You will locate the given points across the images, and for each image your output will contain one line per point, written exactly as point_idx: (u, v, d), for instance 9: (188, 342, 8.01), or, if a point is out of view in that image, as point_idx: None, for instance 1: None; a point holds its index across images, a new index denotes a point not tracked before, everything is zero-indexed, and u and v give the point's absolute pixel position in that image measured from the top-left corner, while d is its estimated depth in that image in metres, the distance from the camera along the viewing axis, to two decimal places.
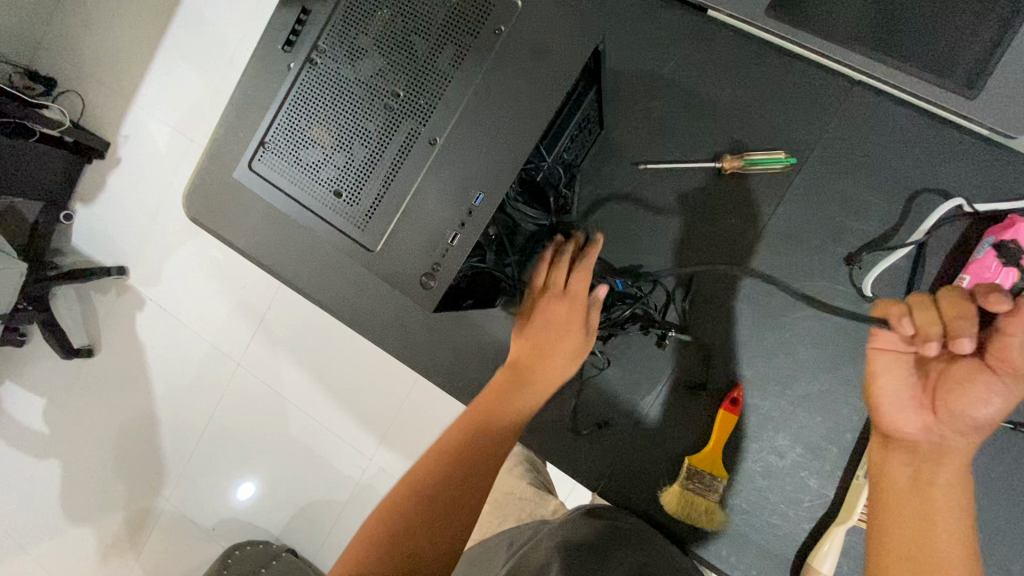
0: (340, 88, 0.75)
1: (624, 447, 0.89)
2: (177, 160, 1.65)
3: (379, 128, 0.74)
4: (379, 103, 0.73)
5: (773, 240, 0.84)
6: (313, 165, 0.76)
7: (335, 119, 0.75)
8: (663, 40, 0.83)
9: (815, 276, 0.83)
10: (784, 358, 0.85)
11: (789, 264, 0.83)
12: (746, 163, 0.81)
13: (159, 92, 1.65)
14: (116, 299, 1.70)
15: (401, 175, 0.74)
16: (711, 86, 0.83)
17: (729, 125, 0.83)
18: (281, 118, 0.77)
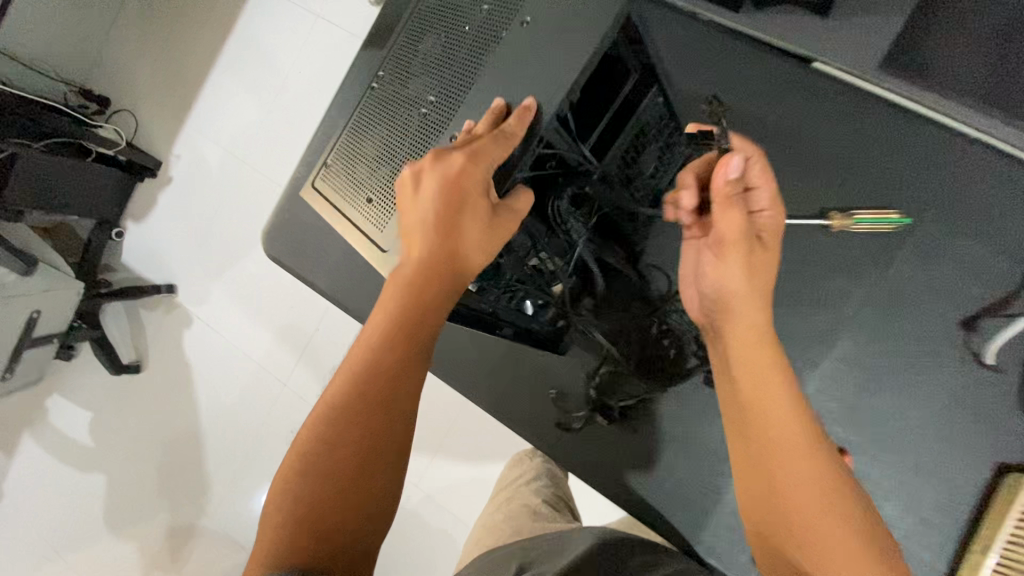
0: (391, 104, 0.73)
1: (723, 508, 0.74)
2: (226, 181, 1.66)
3: (416, 137, 0.70)
4: (419, 113, 0.71)
5: (919, 301, 0.62)
6: (358, 181, 0.73)
7: (383, 133, 0.73)
8: (748, 54, 0.69)
9: (937, 340, 0.61)
10: (900, 438, 0.62)
11: (910, 317, 0.62)
12: (856, 221, 0.61)
13: (209, 114, 1.68)
14: (164, 317, 1.72)
15: None
16: (818, 101, 0.66)
17: (843, 173, 0.64)
18: (341, 140, 0.77)
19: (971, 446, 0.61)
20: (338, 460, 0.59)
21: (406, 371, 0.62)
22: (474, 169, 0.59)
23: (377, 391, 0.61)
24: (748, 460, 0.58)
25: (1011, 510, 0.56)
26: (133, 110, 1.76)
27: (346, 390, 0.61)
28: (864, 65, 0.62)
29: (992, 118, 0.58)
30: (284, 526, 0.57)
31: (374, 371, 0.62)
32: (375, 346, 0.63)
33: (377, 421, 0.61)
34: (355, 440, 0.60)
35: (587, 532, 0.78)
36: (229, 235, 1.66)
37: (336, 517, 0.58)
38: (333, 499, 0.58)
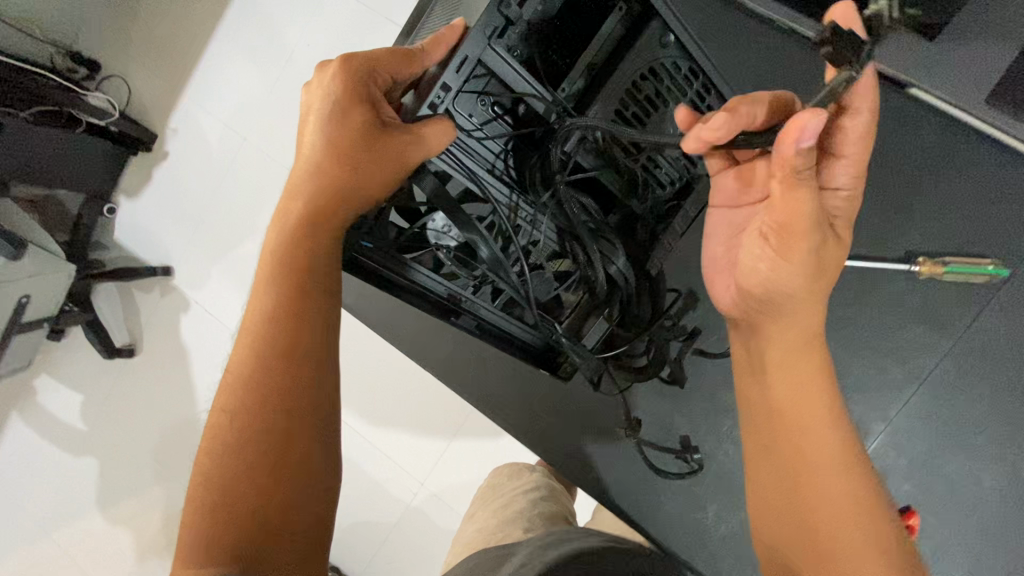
0: None
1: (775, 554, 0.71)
2: (227, 161, 1.56)
3: None
4: None
5: (1003, 360, 0.60)
6: None
7: None
8: (836, 77, 0.63)
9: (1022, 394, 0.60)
10: (970, 489, 0.62)
11: (993, 369, 0.60)
12: (947, 270, 0.59)
13: (209, 88, 1.56)
14: (160, 299, 1.64)
15: None
16: (912, 136, 0.61)
17: (927, 219, 0.61)
18: None
19: None
20: (246, 428, 0.53)
21: (305, 314, 0.57)
22: (355, 82, 0.56)
23: (273, 343, 0.55)
24: (778, 464, 0.55)
25: None
26: (125, 78, 1.63)
27: (245, 348, 0.56)
28: (960, 96, 0.60)
29: None
30: (200, 514, 0.51)
31: (270, 321, 0.56)
32: (271, 296, 0.57)
33: (278, 371, 0.55)
34: (269, 406, 0.54)
35: (557, 536, 0.60)
36: (230, 218, 1.57)
37: (258, 490, 0.52)
38: (246, 471, 0.52)
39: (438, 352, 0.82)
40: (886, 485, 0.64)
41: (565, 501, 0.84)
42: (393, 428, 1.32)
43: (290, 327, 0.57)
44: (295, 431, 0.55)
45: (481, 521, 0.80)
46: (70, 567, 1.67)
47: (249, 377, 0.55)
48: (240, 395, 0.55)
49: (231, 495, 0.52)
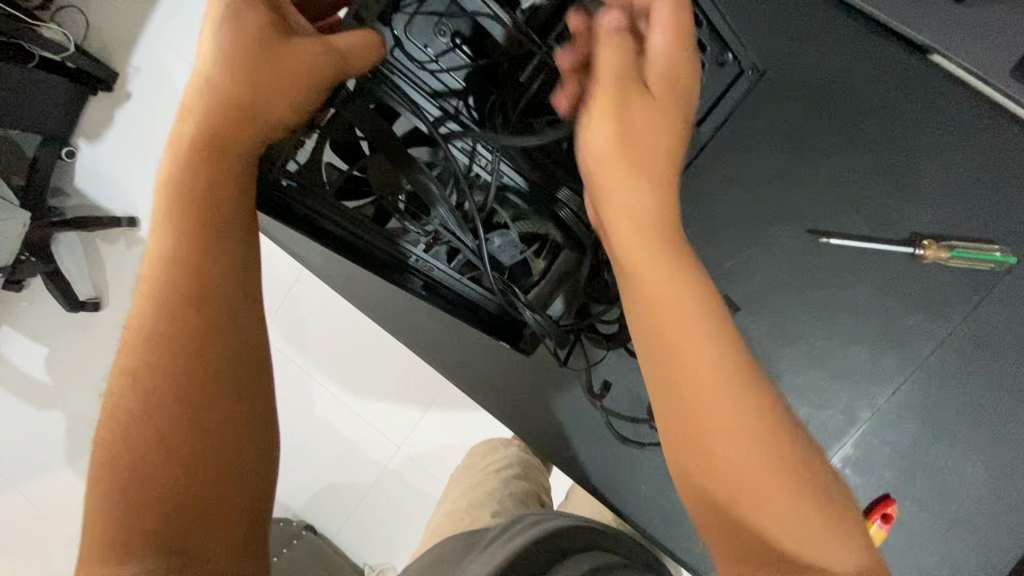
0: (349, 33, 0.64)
1: None
2: None
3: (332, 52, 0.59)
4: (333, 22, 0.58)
5: (995, 349, 0.58)
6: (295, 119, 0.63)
7: None
8: (848, 38, 0.58)
9: (1011, 380, 0.58)
10: (949, 472, 0.61)
11: (981, 353, 0.58)
12: (953, 255, 0.56)
13: (176, 25, 1.44)
14: (126, 252, 1.56)
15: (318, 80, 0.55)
16: (927, 105, 0.57)
17: (934, 202, 0.57)
18: None
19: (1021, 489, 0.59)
20: (153, 391, 0.42)
21: (213, 251, 0.44)
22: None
23: (179, 287, 0.43)
24: (683, 468, 0.40)
25: None
26: (84, 9, 1.50)
27: (144, 297, 0.44)
28: (993, 67, 0.53)
29: None
30: (110, 495, 0.41)
31: (172, 262, 0.44)
32: (171, 234, 0.45)
33: (179, 319, 0.43)
34: (171, 362, 0.43)
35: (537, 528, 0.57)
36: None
37: (178, 459, 0.41)
38: (161, 438, 0.42)
39: (408, 324, 0.76)
40: (865, 470, 0.62)
41: (539, 480, 0.81)
42: (369, 392, 1.29)
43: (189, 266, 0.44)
44: (204, 388, 0.43)
45: (455, 504, 0.78)
46: (37, 522, 1.64)
47: (149, 324, 0.43)
48: (138, 351, 0.43)
49: (135, 464, 0.41)
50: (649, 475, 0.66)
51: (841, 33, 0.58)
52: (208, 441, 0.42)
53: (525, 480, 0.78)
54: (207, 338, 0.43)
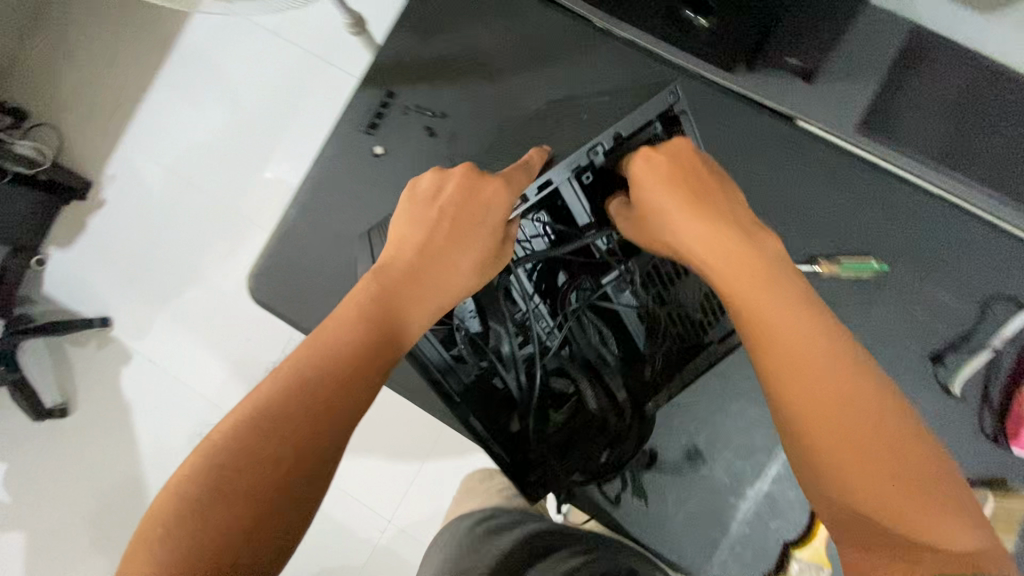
0: (346, 145, 0.77)
1: (738, 539, 0.70)
2: (169, 210, 1.53)
3: (364, 176, 0.77)
4: (361, 156, 0.77)
5: (896, 336, 0.69)
6: (327, 227, 0.77)
7: (338, 175, 0.77)
8: (734, 116, 0.72)
9: (909, 361, 0.68)
10: None
11: (887, 336, 0.69)
12: (841, 269, 0.69)
13: (154, 139, 1.54)
14: (97, 352, 1.55)
15: (365, 204, 0.76)
16: (802, 162, 0.71)
17: (819, 227, 0.71)
18: (308, 181, 0.78)
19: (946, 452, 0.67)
20: (249, 461, 0.43)
21: (356, 362, 0.48)
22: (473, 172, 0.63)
23: (321, 386, 0.46)
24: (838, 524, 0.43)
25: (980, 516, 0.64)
26: (57, 127, 1.57)
27: (294, 367, 0.48)
28: (841, 126, 0.71)
29: (939, 171, 0.68)
30: (181, 503, 0.42)
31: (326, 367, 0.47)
32: (342, 342, 0.49)
33: (310, 402, 0.46)
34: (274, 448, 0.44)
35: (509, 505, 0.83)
36: (175, 264, 1.52)
37: (242, 509, 0.42)
38: (239, 478, 0.43)
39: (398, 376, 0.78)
40: None
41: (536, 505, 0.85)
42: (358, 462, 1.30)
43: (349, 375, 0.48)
44: (288, 484, 0.43)
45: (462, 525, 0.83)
46: None
47: (287, 397, 0.46)
48: (258, 417, 0.45)
49: (198, 522, 0.42)
50: (632, 479, 0.72)
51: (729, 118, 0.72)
52: (267, 530, 0.43)
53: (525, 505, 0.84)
54: (316, 440, 0.45)
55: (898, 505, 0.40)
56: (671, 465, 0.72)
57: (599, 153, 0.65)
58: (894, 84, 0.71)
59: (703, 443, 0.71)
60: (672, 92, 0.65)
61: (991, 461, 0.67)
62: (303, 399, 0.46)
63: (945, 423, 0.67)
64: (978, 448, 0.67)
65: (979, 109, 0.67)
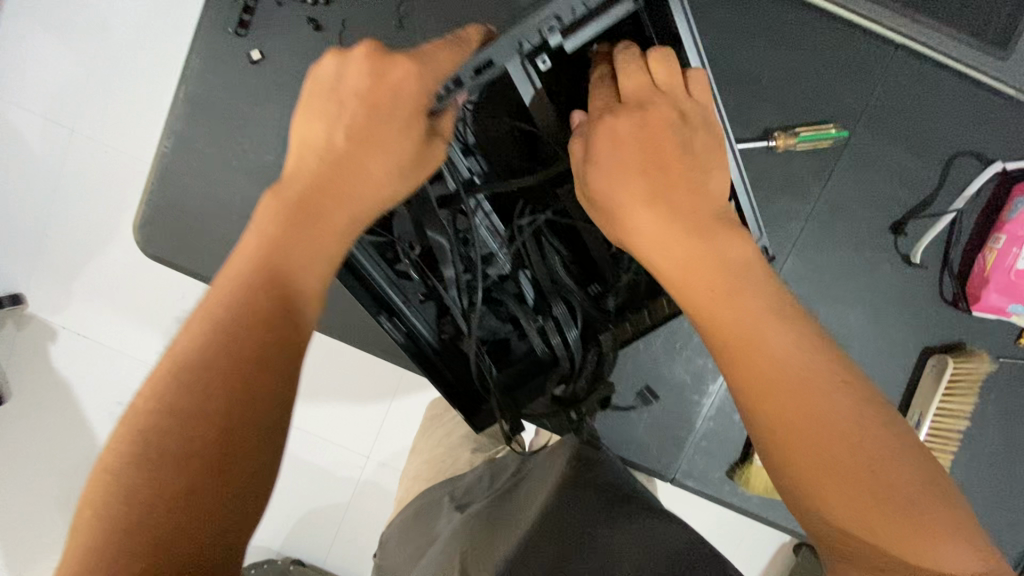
0: (215, 54, 0.64)
1: (702, 434, 0.68)
2: (60, 163, 1.23)
3: (246, 89, 0.64)
4: (237, 65, 0.64)
5: (856, 207, 0.64)
6: (214, 157, 0.65)
7: (214, 92, 0.64)
8: None
9: (871, 231, 0.64)
10: (849, 323, 0.66)
11: (847, 208, 0.64)
12: (800, 140, 0.62)
13: (17, 69, 1.20)
14: (18, 333, 1.30)
15: (254, 124, 0.65)
16: (755, 15, 0.61)
17: (775, 94, 0.63)
18: (179, 103, 0.65)
19: (906, 320, 0.65)
20: (182, 432, 0.31)
21: (280, 317, 0.35)
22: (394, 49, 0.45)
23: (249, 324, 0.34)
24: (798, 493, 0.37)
25: (941, 380, 0.62)
26: None
27: (205, 309, 0.34)
28: None
29: (902, 14, 0.61)
30: (91, 535, 0.30)
31: (246, 302, 0.34)
32: (263, 269, 0.36)
33: (226, 389, 0.32)
34: (204, 416, 0.32)
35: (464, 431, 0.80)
36: (70, 221, 1.25)
37: (181, 483, 0.31)
38: (155, 484, 0.30)
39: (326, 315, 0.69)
40: None
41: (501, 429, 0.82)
42: None
43: (264, 329, 0.34)
44: (238, 459, 0.32)
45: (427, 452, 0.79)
46: None
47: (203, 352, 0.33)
48: (178, 374, 0.32)
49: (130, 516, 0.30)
50: None
51: None
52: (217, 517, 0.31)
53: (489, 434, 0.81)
54: (257, 404, 0.33)
55: (880, 497, 0.34)
56: (632, 371, 0.67)
57: (558, 29, 0.45)
58: None
59: (661, 345, 0.67)
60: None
61: (951, 327, 0.65)
62: (219, 359, 0.33)
63: (905, 292, 0.65)
64: (939, 313, 0.65)
65: None
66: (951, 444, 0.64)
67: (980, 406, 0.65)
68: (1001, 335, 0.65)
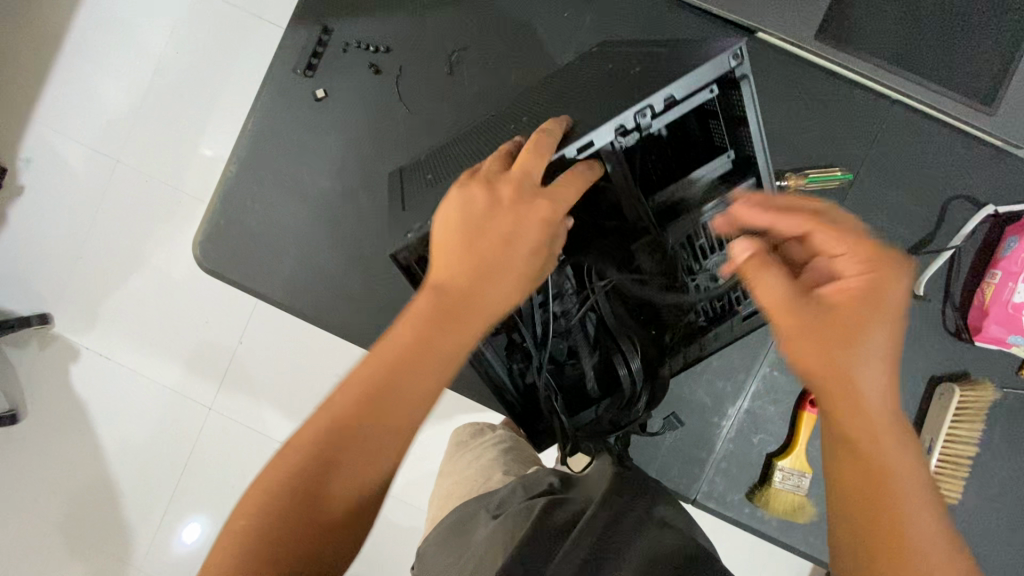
0: (284, 92, 0.71)
1: (722, 457, 0.71)
2: (101, 186, 1.21)
3: (308, 123, 0.71)
4: (301, 102, 0.71)
5: None
6: (273, 180, 0.72)
7: (280, 125, 0.72)
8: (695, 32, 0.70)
9: None
10: None
11: None
12: (808, 180, 0.68)
13: (68, 97, 1.21)
14: (40, 354, 1.23)
15: (311, 153, 0.71)
16: (765, 73, 0.69)
17: (785, 139, 0.70)
18: (248, 134, 0.72)
19: (911, 349, 0.69)
20: (316, 465, 0.43)
21: (414, 378, 0.44)
22: (527, 162, 0.46)
23: (380, 401, 0.44)
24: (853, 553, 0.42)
25: (949, 406, 0.66)
26: None
27: (359, 379, 0.44)
28: (804, 35, 0.66)
29: (895, 73, 0.67)
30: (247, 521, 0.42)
31: (383, 384, 0.44)
32: (403, 356, 0.44)
33: (369, 430, 0.43)
34: (339, 462, 0.43)
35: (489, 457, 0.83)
36: (102, 241, 1.22)
37: (307, 506, 0.42)
38: (303, 495, 0.42)
39: (364, 334, 0.71)
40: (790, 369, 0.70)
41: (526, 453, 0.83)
42: None
43: (392, 403, 0.44)
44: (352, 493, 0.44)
45: None
46: None
47: (354, 404, 0.43)
48: (336, 418, 0.43)
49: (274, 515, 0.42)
50: None
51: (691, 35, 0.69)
52: (324, 536, 0.43)
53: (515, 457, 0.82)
54: (370, 459, 0.44)
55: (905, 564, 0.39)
56: None
57: (648, 117, 0.47)
58: None
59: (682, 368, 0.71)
60: (733, 53, 0.48)
61: (955, 358, 0.69)
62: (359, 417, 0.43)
63: (910, 323, 0.69)
64: (941, 343, 0.69)
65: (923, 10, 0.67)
66: (962, 470, 0.67)
67: (987, 435, 0.68)
68: (1002, 367, 0.68)
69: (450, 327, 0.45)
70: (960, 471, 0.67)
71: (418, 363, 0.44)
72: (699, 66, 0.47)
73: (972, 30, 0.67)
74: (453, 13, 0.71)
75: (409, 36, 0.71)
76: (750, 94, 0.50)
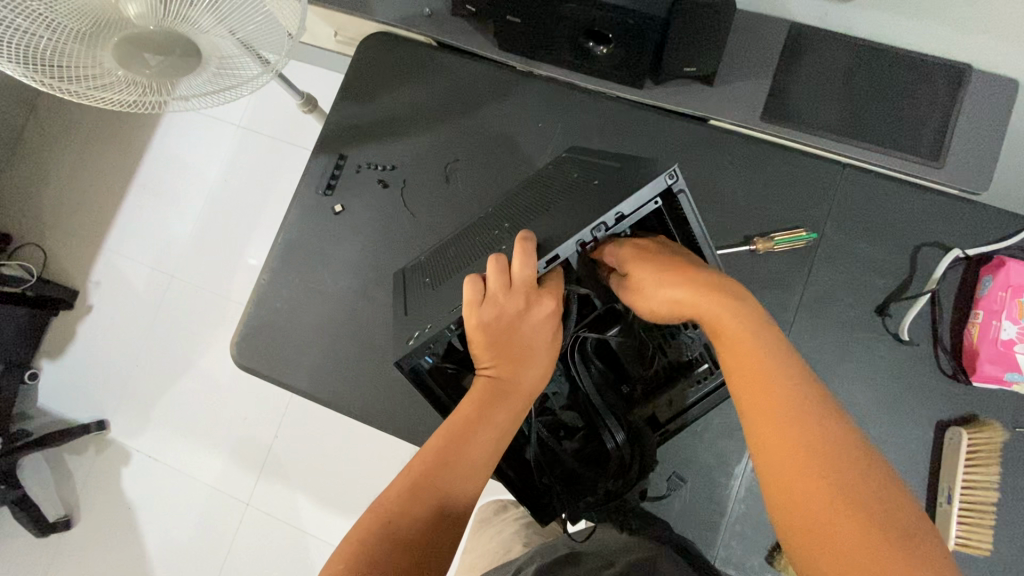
0: (307, 210, 0.84)
1: (736, 518, 0.71)
2: (158, 300, 1.37)
3: (328, 232, 0.83)
4: (322, 216, 0.83)
5: (838, 294, 0.73)
6: (300, 283, 0.82)
7: (304, 236, 0.83)
8: (656, 124, 0.79)
9: (854, 314, 0.73)
10: (852, 400, 0.71)
11: (830, 296, 0.73)
12: (776, 243, 0.74)
13: (133, 227, 1.40)
14: (96, 457, 1.32)
15: (332, 257, 0.82)
16: (722, 152, 0.78)
17: (749, 207, 0.76)
18: (278, 247, 0.84)
19: (909, 393, 0.70)
20: (393, 539, 0.47)
21: (466, 456, 0.52)
22: (522, 271, 0.51)
23: (444, 477, 0.51)
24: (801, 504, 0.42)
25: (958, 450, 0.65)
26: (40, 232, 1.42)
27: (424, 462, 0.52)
28: (750, 118, 0.77)
29: (842, 141, 0.75)
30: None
31: (444, 460, 0.52)
32: (458, 435, 0.53)
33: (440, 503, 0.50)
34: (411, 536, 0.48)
35: (508, 533, 0.84)
36: (157, 349, 1.35)
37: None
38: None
39: (379, 417, 0.77)
40: None
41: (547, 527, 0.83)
42: None
43: (449, 480, 0.51)
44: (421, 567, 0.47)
45: None
46: None
47: (422, 483, 0.51)
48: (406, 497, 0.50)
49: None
50: None
51: (651, 127, 0.79)
52: None
53: (535, 533, 0.83)
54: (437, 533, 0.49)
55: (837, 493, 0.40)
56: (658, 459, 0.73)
57: (602, 231, 0.51)
58: (786, 70, 0.77)
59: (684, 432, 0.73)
60: (670, 173, 0.49)
61: (956, 399, 0.69)
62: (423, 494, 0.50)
63: (903, 368, 0.71)
64: (939, 386, 0.70)
65: (860, 83, 0.75)
66: (988, 517, 0.65)
67: (1008, 479, 0.66)
68: (1007, 406, 0.68)
69: (493, 409, 0.54)
70: (986, 521, 0.64)
71: (468, 443, 0.52)
72: (639, 185, 0.50)
73: (907, 96, 0.74)
74: (447, 130, 0.84)
75: (410, 153, 0.84)
76: (689, 204, 0.53)
